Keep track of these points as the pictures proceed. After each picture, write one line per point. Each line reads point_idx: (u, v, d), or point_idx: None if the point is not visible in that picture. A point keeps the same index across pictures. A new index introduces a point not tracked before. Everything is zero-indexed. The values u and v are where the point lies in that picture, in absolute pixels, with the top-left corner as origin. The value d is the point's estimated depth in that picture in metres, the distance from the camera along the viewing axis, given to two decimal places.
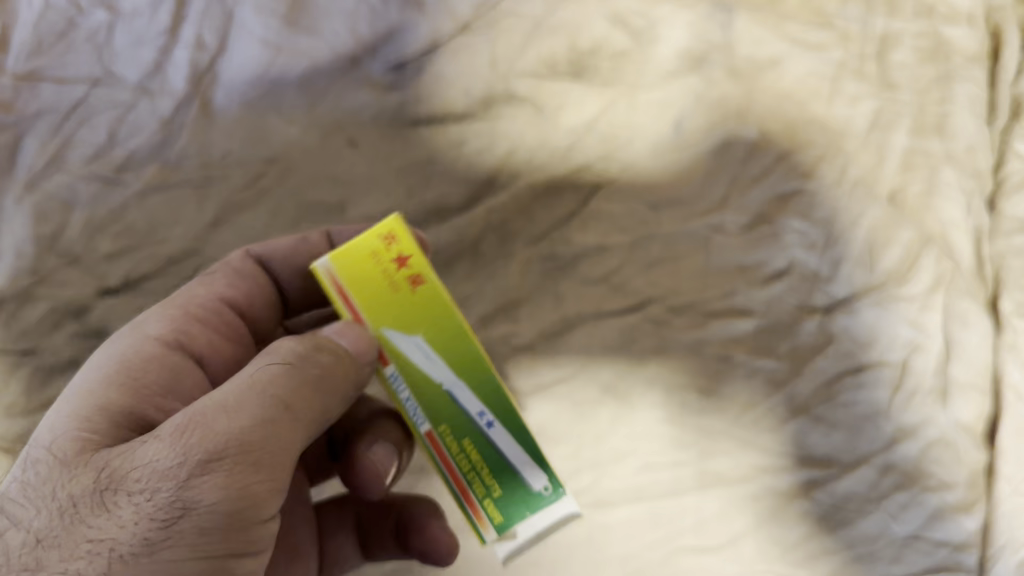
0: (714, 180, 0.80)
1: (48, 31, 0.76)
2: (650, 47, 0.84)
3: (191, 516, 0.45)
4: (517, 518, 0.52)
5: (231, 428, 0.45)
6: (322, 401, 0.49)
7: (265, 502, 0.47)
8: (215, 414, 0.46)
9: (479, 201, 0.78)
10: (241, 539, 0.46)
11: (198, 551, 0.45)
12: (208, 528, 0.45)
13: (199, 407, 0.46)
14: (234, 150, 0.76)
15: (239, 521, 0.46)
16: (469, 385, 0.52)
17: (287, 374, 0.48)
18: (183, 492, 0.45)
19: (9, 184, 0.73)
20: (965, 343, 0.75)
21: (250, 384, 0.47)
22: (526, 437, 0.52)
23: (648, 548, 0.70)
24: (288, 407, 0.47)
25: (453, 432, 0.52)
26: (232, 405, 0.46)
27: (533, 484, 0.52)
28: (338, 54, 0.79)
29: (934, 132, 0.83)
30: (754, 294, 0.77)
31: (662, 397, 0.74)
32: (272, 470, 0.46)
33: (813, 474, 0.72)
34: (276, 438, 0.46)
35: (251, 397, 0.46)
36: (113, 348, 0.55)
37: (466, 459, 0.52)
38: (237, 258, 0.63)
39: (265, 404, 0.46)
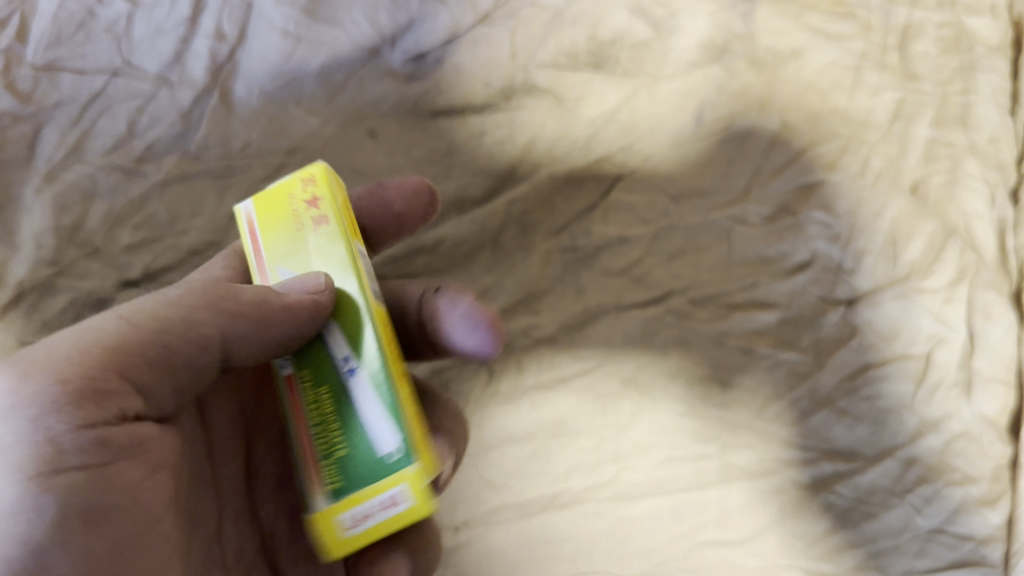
0: (736, 171, 0.80)
1: (67, 22, 0.75)
2: (670, 37, 0.83)
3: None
4: (364, 437, 0.45)
5: (48, 343, 0.44)
6: (179, 317, 0.46)
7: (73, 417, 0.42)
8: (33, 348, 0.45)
9: (499, 193, 0.78)
10: (64, 447, 0.41)
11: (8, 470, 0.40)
12: (14, 438, 0.40)
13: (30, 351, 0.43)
14: (254, 141, 0.75)
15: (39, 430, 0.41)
16: (334, 326, 0.47)
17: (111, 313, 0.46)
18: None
19: (29, 175, 0.72)
20: (989, 334, 0.76)
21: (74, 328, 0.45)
22: (349, 417, 0.46)
23: (671, 541, 0.70)
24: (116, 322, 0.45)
25: (311, 382, 0.47)
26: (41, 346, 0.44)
27: (381, 449, 0.44)
28: (358, 47, 0.78)
29: (957, 123, 0.83)
30: (777, 286, 0.77)
31: (683, 390, 0.74)
32: (79, 364, 0.43)
33: (838, 468, 0.72)
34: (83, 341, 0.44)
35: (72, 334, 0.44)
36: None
37: (321, 422, 0.46)
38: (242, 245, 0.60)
39: (70, 339, 0.44)
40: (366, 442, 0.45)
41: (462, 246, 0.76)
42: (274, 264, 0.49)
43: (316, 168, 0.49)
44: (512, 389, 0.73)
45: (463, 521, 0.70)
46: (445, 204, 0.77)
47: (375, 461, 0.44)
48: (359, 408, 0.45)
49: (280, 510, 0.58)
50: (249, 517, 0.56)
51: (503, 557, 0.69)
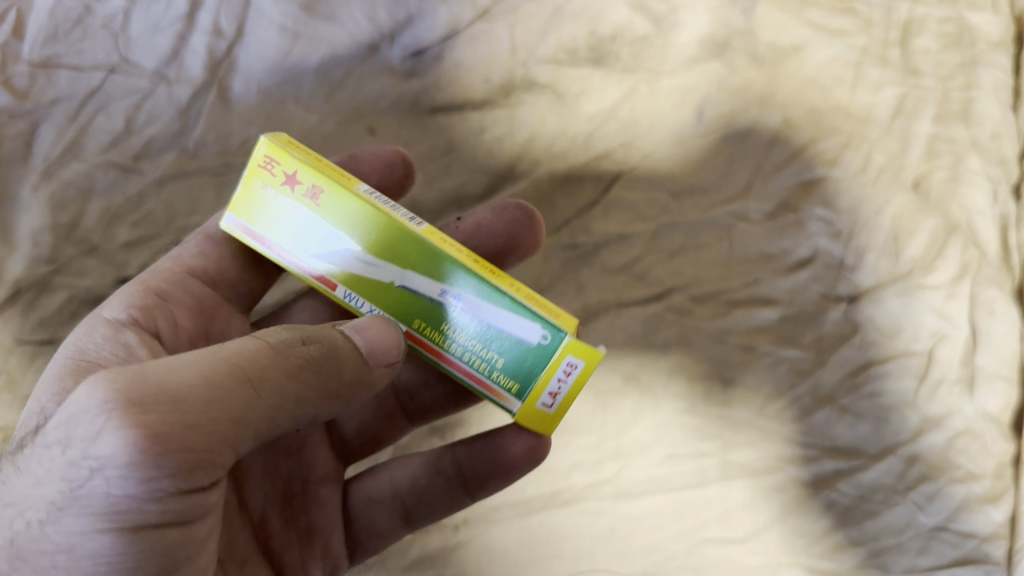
0: (737, 168, 0.79)
1: (64, 18, 0.74)
2: (672, 32, 0.82)
3: (101, 479, 0.38)
4: (501, 338, 0.47)
5: (162, 380, 0.38)
6: (293, 393, 0.41)
7: (185, 480, 0.39)
8: (145, 368, 0.39)
9: (498, 190, 0.78)
10: (163, 509, 0.39)
11: (107, 519, 0.39)
12: (123, 493, 0.38)
13: (163, 380, 0.38)
14: (252, 138, 0.75)
15: (148, 494, 0.38)
16: (416, 271, 0.47)
17: (256, 358, 0.41)
18: (91, 449, 0.38)
19: (25, 173, 0.72)
20: (992, 331, 0.75)
21: (216, 360, 0.40)
22: (480, 329, 0.47)
23: (673, 540, 0.69)
24: (238, 380, 0.39)
25: (427, 324, 0.48)
26: (175, 378, 0.39)
27: (532, 338, 0.46)
28: (357, 43, 0.77)
29: (959, 119, 0.82)
30: (778, 282, 0.76)
31: (684, 388, 0.73)
32: (202, 438, 0.38)
33: (840, 465, 0.71)
34: (206, 402, 0.38)
35: (209, 374, 0.39)
36: (77, 343, 0.49)
37: (455, 344, 0.48)
38: (215, 226, 0.58)
39: (205, 388, 0.39)
40: (511, 338, 0.46)
41: None
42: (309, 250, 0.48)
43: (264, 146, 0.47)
44: None
45: (464, 519, 0.69)
46: (444, 200, 0.77)
47: (542, 351, 0.47)
48: (484, 316, 0.47)
49: (271, 500, 0.57)
50: (239, 509, 0.54)
51: (503, 556, 0.68)
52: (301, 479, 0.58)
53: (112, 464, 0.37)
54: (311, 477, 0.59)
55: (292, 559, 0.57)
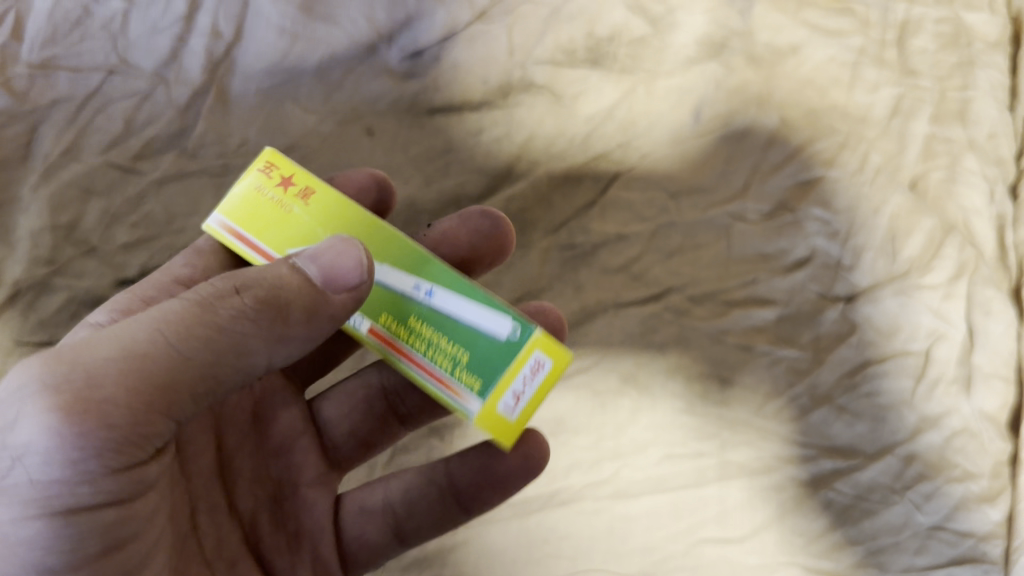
0: (735, 168, 0.80)
1: (63, 19, 0.75)
2: (668, 33, 0.82)
3: (22, 465, 0.40)
4: (470, 333, 0.47)
5: (81, 363, 0.40)
6: (232, 342, 0.41)
7: (113, 452, 0.40)
8: (66, 351, 0.40)
9: (497, 190, 0.78)
10: (93, 491, 0.41)
11: (39, 501, 0.40)
12: (45, 476, 0.40)
13: (79, 357, 0.40)
14: (251, 139, 0.75)
15: (71, 471, 0.40)
16: (391, 264, 0.49)
17: (179, 317, 0.41)
18: (11, 438, 0.40)
19: (25, 174, 0.72)
20: (989, 331, 0.75)
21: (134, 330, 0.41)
22: (448, 325, 0.48)
23: (671, 540, 0.69)
24: (161, 351, 0.40)
25: (394, 318, 0.49)
26: (91, 355, 0.40)
27: (499, 332, 0.47)
28: (355, 44, 0.78)
29: (956, 119, 0.82)
30: (776, 282, 0.76)
31: (682, 387, 0.74)
32: (119, 417, 0.40)
33: (837, 464, 0.71)
34: (120, 378, 0.40)
35: (124, 344, 0.40)
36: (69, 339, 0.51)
37: (424, 343, 0.48)
38: (203, 241, 0.57)
39: (116, 362, 0.40)
40: (477, 333, 0.47)
41: None
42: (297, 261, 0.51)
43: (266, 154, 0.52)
44: None
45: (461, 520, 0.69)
46: (443, 201, 0.77)
47: (510, 347, 0.47)
48: (457, 306, 0.48)
49: (260, 504, 0.58)
50: (225, 510, 0.56)
51: (501, 556, 0.68)
52: (290, 482, 0.59)
53: (31, 452, 0.39)
54: (301, 480, 0.59)
55: (283, 564, 0.57)
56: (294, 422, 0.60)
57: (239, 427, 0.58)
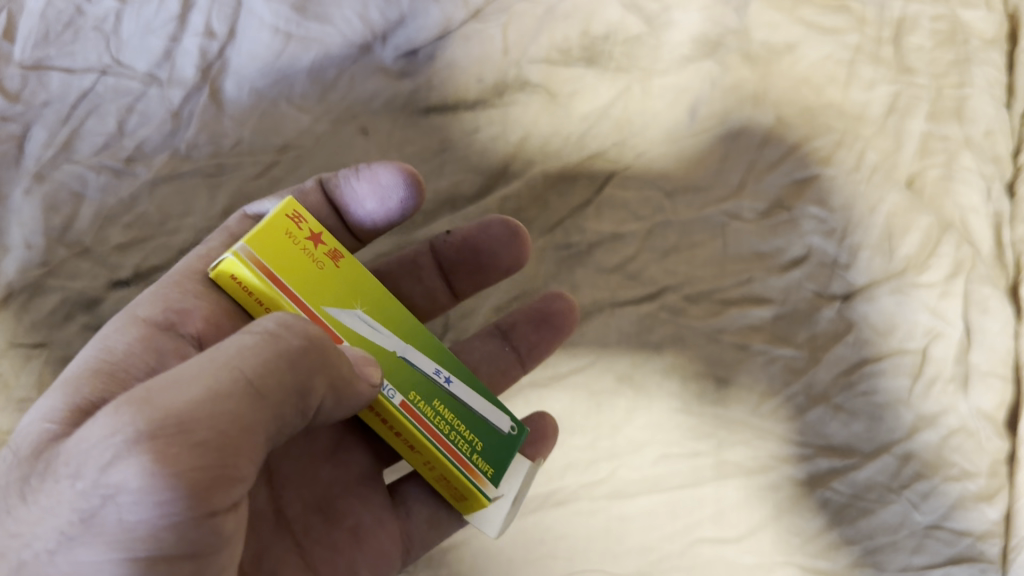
0: (730, 166, 0.79)
1: (55, 20, 0.75)
2: (662, 32, 0.82)
3: (113, 504, 0.36)
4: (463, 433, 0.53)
5: (170, 399, 0.37)
6: (300, 375, 0.40)
7: (212, 497, 0.37)
8: (148, 389, 0.37)
9: (492, 189, 0.78)
10: (182, 537, 0.36)
11: (128, 547, 0.36)
12: (139, 521, 0.36)
13: (166, 392, 0.37)
14: (245, 138, 0.75)
15: (173, 517, 0.36)
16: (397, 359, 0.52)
17: (258, 346, 0.39)
18: (103, 476, 0.36)
19: (17, 174, 0.72)
20: (986, 328, 0.75)
21: (214, 361, 0.39)
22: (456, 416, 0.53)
23: (668, 540, 0.69)
24: (245, 386, 0.38)
25: (421, 396, 0.51)
26: (176, 386, 0.37)
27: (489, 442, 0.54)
28: (349, 43, 0.77)
29: (952, 116, 0.82)
30: (772, 281, 0.76)
31: (678, 387, 0.73)
32: (213, 455, 0.36)
33: (834, 463, 0.71)
34: (212, 413, 0.37)
35: (208, 374, 0.38)
36: (105, 340, 0.49)
37: (442, 420, 0.52)
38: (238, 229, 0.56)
39: (204, 391, 0.37)
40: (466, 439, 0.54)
41: None
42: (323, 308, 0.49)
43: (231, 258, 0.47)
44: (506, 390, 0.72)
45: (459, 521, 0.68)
46: (436, 201, 0.76)
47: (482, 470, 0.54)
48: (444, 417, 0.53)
49: (310, 505, 0.55)
50: (274, 515, 0.53)
51: (498, 556, 0.68)
52: (339, 479, 0.57)
53: (124, 488, 0.35)
54: (349, 477, 0.57)
55: (340, 564, 0.55)
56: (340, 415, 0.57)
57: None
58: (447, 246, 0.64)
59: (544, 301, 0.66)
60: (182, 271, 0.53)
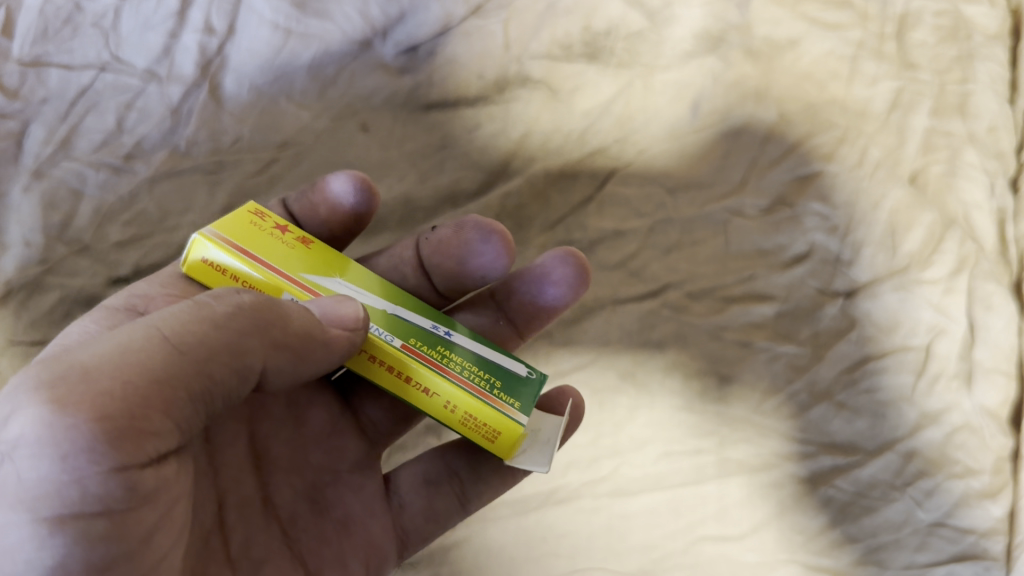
0: (732, 163, 0.79)
1: (53, 16, 0.75)
2: (665, 27, 0.82)
3: (14, 461, 0.36)
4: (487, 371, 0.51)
5: (81, 360, 0.38)
6: (225, 338, 0.41)
7: (121, 445, 0.37)
8: (64, 356, 0.39)
9: (492, 186, 0.77)
10: (90, 491, 0.36)
11: (31, 504, 0.36)
12: (39, 473, 0.36)
13: (78, 356, 0.39)
14: (245, 136, 0.75)
15: (74, 465, 0.36)
16: (406, 310, 0.53)
17: (180, 314, 0.41)
18: (5, 433, 0.37)
19: (16, 172, 0.71)
20: (989, 326, 0.75)
21: (134, 328, 0.40)
22: (474, 356, 0.52)
23: (670, 537, 0.69)
24: (156, 345, 0.39)
25: (423, 343, 0.51)
26: (92, 350, 0.39)
27: (520, 370, 0.53)
28: (349, 39, 0.77)
29: (955, 112, 0.82)
30: (775, 278, 0.76)
31: (680, 385, 0.73)
32: (117, 402, 0.37)
33: (837, 461, 0.71)
34: (119, 367, 0.38)
35: (125, 338, 0.40)
36: (66, 332, 0.51)
37: (453, 361, 0.51)
38: None
39: (117, 350, 0.39)
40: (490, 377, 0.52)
41: None
42: (301, 274, 0.51)
43: (194, 250, 0.50)
44: None
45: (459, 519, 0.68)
46: (436, 197, 0.76)
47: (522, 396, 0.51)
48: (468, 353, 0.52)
49: (300, 495, 0.55)
50: (263, 506, 0.53)
51: (499, 553, 0.67)
52: (329, 469, 0.57)
53: (23, 440, 0.36)
54: (339, 468, 0.57)
55: (328, 555, 0.54)
56: (325, 409, 0.58)
57: (271, 415, 0.55)
58: (428, 247, 0.61)
59: (544, 270, 0.61)
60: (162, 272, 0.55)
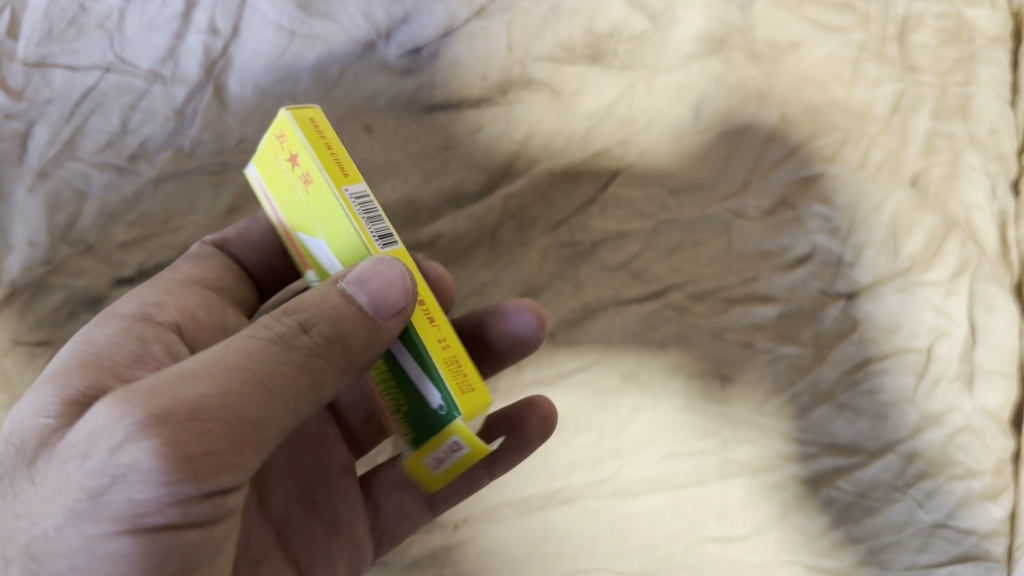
0: (734, 165, 0.79)
1: (59, 17, 0.75)
2: (668, 29, 0.82)
3: (121, 485, 0.37)
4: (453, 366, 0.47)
5: (181, 388, 0.38)
6: (308, 375, 0.41)
7: (216, 477, 0.39)
8: (160, 381, 0.39)
9: (497, 187, 0.78)
10: (189, 511, 0.39)
11: (133, 521, 0.38)
12: (145, 499, 0.37)
13: (174, 382, 0.39)
14: (249, 136, 0.75)
15: (178, 495, 0.38)
16: None
17: (267, 348, 0.41)
18: (108, 458, 0.37)
19: (20, 172, 0.71)
20: (991, 327, 0.75)
21: (225, 356, 0.40)
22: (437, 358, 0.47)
23: (672, 538, 0.69)
24: (252, 384, 0.39)
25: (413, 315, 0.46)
26: (189, 373, 0.39)
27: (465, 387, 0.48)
28: (353, 40, 0.77)
29: (957, 114, 0.82)
30: (777, 280, 0.76)
31: (683, 385, 0.73)
32: (221, 440, 0.38)
33: (839, 462, 0.71)
34: (220, 407, 0.38)
35: (220, 368, 0.39)
36: (84, 337, 0.50)
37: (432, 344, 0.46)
38: (197, 248, 0.60)
39: (216, 386, 0.39)
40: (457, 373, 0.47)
41: (460, 242, 0.75)
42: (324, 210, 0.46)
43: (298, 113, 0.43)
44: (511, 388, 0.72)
45: (462, 518, 0.69)
46: (441, 200, 0.76)
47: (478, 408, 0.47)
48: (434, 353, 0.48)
49: (291, 495, 0.56)
50: (258, 506, 0.54)
51: (503, 554, 0.68)
52: (320, 471, 0.58)
53: (135, 470, 0.37)
54: (330, 470, 0.58)
55: (319, 555, 0.56)
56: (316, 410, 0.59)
57: None
58: None
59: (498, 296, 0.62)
60: (162, 280, 0.57)
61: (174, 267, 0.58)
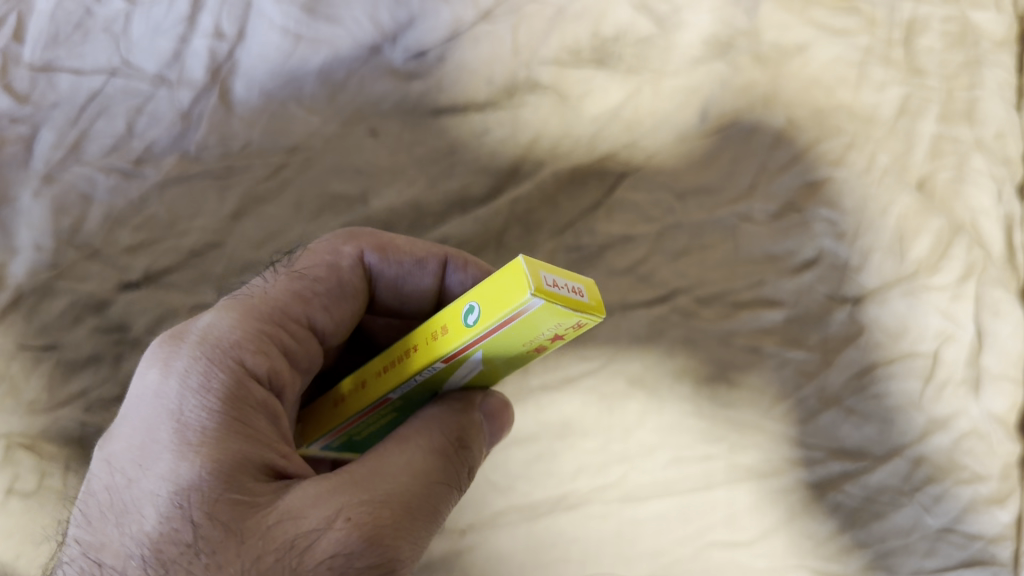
0: (740, 169, 0.79)
1: (65, 23, 0.77)
2: (674, 32, 0.82)
3: None
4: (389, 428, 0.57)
5: (406, 527, 0.45)
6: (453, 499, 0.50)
7: None
8: (390, 516, 0.45)
9: (503, 191, 0.77)
10: None
11: None
12: None
13: (399, 517, 0.45)
14: (255, 140, 0.74)
15: None
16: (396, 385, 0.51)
17: (445, 478, 0.48)
18: None
19: (27, 176, 0.71)
20: (997, 333, 0.75)
21: (424, 486, 0.47)
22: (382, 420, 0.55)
23: (680, 544, 0.69)
24: (439, 517, 0.48)
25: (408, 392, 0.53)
26: (407, 509, 0.46)
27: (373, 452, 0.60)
28: (359, 45, 0.78)
29: (963, 118, 0.82)
30: (783, 284, 0.76)
31: (691, 391, 0.73)
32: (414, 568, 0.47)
33: (846, 467, 0.71)
34: (422, 541, 0.46)
35: (424, 502, 0.46)
36: (221, 389, 0.49)
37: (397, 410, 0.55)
38: (345, 268, 0.58)
39: (424, 523, 0.46)
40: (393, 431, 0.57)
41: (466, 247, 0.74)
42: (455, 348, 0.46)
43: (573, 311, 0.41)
44: (519, 396, 0.72)
45: (470, 525, 0.69)
46: (447, 204, 0.76)
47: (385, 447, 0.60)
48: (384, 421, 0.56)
49: None
50: None
51: (510, 561, 0.69)
52: None
53: None
54: None
55: None
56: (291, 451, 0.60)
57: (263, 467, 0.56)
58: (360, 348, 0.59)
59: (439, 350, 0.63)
60: (272, 313, 0.54)
61: (308, 288, 0.56)
